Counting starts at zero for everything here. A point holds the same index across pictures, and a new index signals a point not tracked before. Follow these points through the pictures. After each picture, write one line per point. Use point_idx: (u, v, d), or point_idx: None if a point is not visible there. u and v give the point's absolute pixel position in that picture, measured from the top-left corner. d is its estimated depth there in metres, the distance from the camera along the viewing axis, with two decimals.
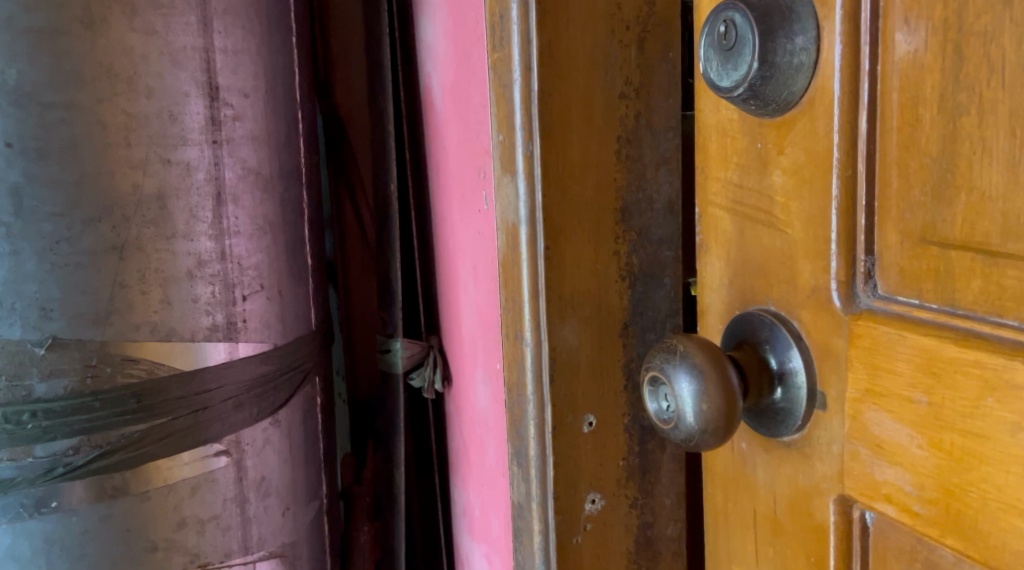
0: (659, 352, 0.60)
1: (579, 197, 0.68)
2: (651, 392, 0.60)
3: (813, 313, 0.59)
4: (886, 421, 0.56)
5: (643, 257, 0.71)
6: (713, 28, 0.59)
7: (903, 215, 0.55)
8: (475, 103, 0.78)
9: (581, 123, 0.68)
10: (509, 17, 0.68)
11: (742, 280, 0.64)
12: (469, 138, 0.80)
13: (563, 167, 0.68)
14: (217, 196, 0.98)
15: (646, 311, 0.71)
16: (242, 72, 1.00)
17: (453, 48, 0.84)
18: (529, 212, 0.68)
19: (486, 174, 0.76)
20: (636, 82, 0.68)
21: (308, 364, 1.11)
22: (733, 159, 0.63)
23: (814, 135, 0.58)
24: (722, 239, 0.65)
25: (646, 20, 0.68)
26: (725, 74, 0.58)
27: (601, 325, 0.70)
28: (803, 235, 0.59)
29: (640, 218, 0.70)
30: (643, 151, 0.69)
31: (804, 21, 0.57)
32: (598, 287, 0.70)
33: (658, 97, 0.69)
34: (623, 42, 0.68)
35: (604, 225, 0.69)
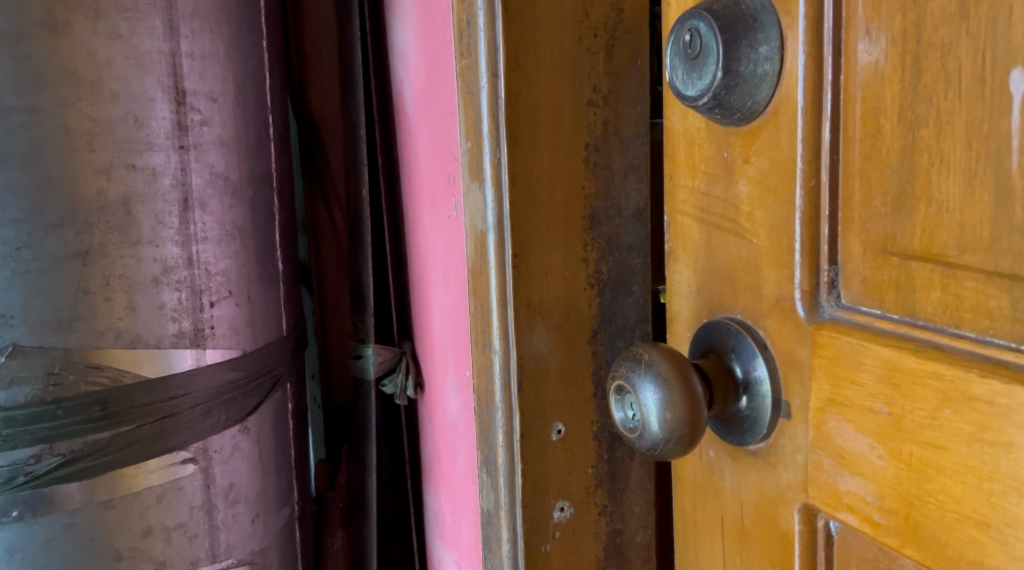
0: (625, 362, 0.62)
1: (547, 204, 0.70)
2: (619, 400, 0.62)
3: (778, 322, 0.60)
4: (848, 430, 0.57)
5: (613, 265, 0.73)
6: (679, 37, 0.59)
7: (865, 226, 0.55)
8: (446, 108, 0.80)
9: (550, 131, 0.69)
10: (480, 26, 0.69)
11: (707, 286, 0.65)
12: (440, 143, 0.82)
13: (532, 176, 0.69)
14: (184, 202, 0.96)
15: (616, 317, 0.73)
16: (210, 76, 0.97)
17: (424, 52, 0.85)
18: (498, 221, 0.70)
19: (455, 180, 0.77)
20: (605, 89, 0.70)
21: (279, 370, 1.08)
22: (701, 167, 0.64)
23: (778, 145, 0.59)
24: (690, 248, 0.66)
25: (615, 28, 0.70)
26: (691, 83, 0.59)
27: (570, 334, 0.72)
28: (767, 244, 0.60)
29: (609, 225, 0.72)
30: (612, 158, 0.72)
31: (768, 30, 0.58)
32: (568, 297, 0.72)
33: (627, 104, 0.71)
34: (591, 49, 0.70)
35: (573, 234, 0.71)
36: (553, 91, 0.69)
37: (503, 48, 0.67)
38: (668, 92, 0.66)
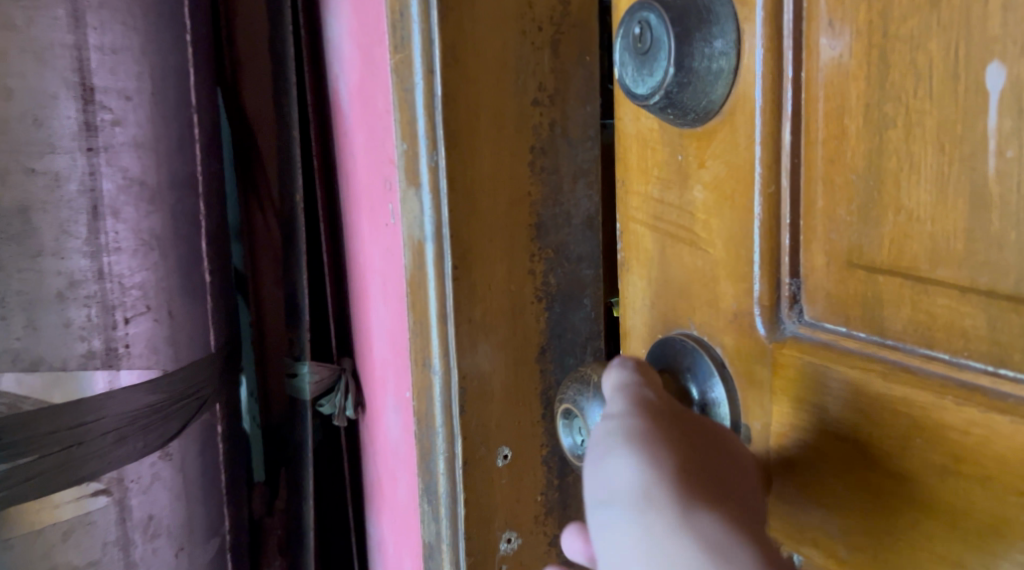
0: (574, 385, 0.57)
1: (488, 210, 0.68)
2: (566, 425, 0.57)
3: (736, 339, 0.55)
4: (811, 459, 0.52)
5: (562, 277, 0.72)
6: (628, 30, 0.54)
7: (829, 236, 0.51)
8: (382, 111, 0.78)
9: (492, 131, 0.68)
10: (416, 18, 0.65)
11: (663, 299, 0.60)
12: (377, 147, 0.79)
13: (472, 180, 0.67)
14: (92, 209, 0.87)
15: (567, 332, 0.73)
16: (122, 72, 0.88)
17: (359, 49, 0.82)
18: (435, 229, 0.67)
19: (392, 186, 0.75)
20: (551, 88, 0.69)
21: (206, 392, 1.00)
22: (654, 172, 0.59)
23: (735, 147, 0.54)
24: (644, 258, 0.61)
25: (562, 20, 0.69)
26: (641, 81, 0.54)
27: (517, 348, 0.71)
28: (724, 255, 0.55)
29: (556, 235, 0.72)
30: (559, 162, 0.71)
31: (723, 22, 0.53)
32: (514, 314, 0.70)
33: (576, 104, 0.71)
34: (536, 44, 0.68)
35: (518, 240, 0.70)
36: (495, 85, 0.67)
37: (438, 42, 0.65)
38: (618, 90, 0.61)
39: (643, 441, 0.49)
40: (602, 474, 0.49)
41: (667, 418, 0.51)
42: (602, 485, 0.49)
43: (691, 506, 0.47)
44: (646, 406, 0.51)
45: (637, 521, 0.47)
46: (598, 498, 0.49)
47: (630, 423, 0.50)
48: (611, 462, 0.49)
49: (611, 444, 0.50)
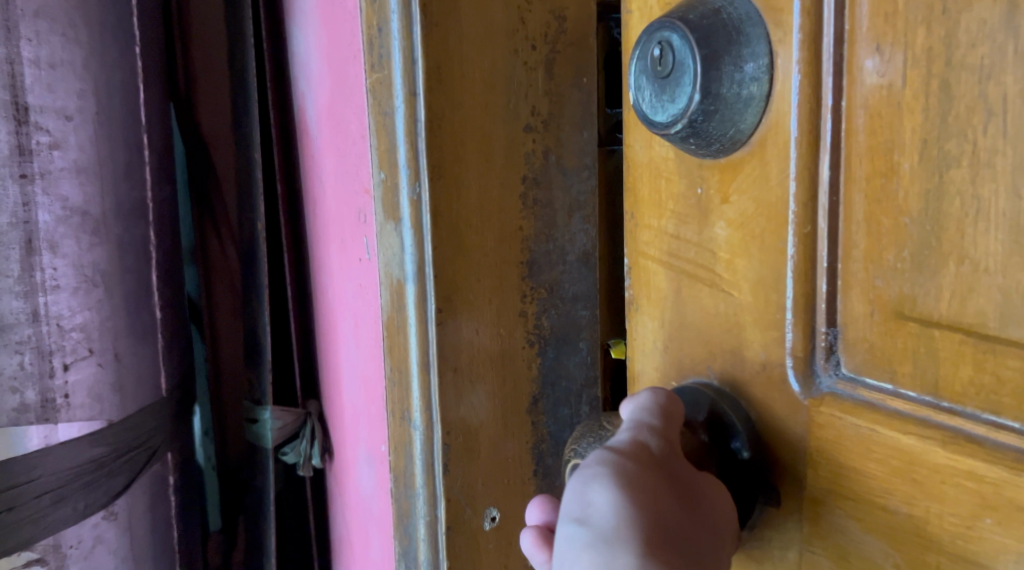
0: (593, 444, 0.51)
1: (476, 246, 0.76)
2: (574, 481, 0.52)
3: (764, 393, 0.49)
4: (853, 529, 0.46)
5: (554, 321, 0.79)
6: (646, 51, 0.49)
7: (873, 283, 0.45)
8: (354, 139, 0.81)
9: (479, 160, 0.74)
10: (395, 34, 0.72)
11: (679, 344, 0.54)
12: (349, 177, 0.82)
13: (457, 211, 0.74)
14: (27, 243, 0.81)
15: (560, 380, 0.80)
16: (62, 89, 0.83)
17: (327, 68, 0.84)
18: (419, 270, 0.74)
19: (367, 220, 0.79)
20: (544, 115, 0.76)
21: (156, 440, 0.95)
22: (669, 206, 0.53)
23: (765, 182, 0.48)
24: (656, 298, 0.55)
25: (555, 41, 0.75)
26: (660, 107, 0.49)
27: (510, 402, 0.79)
28: (752, 298, 0.50)
29: (548, 275, 0.78)
30: (553, 196, 0.78)
31: (755, 44, 0.48)
32: (504, 350, 0.78)
33: (572, 131, 0.77)
34: (528, 64, 0.75)
35: (507, 283, 0.77)
36: (484, 115, 0.74)
37: (422, 62, 0.71)
38: (628, 114, 0.55)
39: (629, 475, 0.47)
40: (579, 494, 0.47)
41: (661, 461, 0.48)
42: (575, 500, 0.47)
43: (652, 548, 0.45)
44: (646, 444, 0.48)
45: (594, 550, 0.45)
46: (566, 514, 0.46)
47: (624, 456, 0.48)
48: (591, 487, 0.46)
49: (594, 470, 0.47)
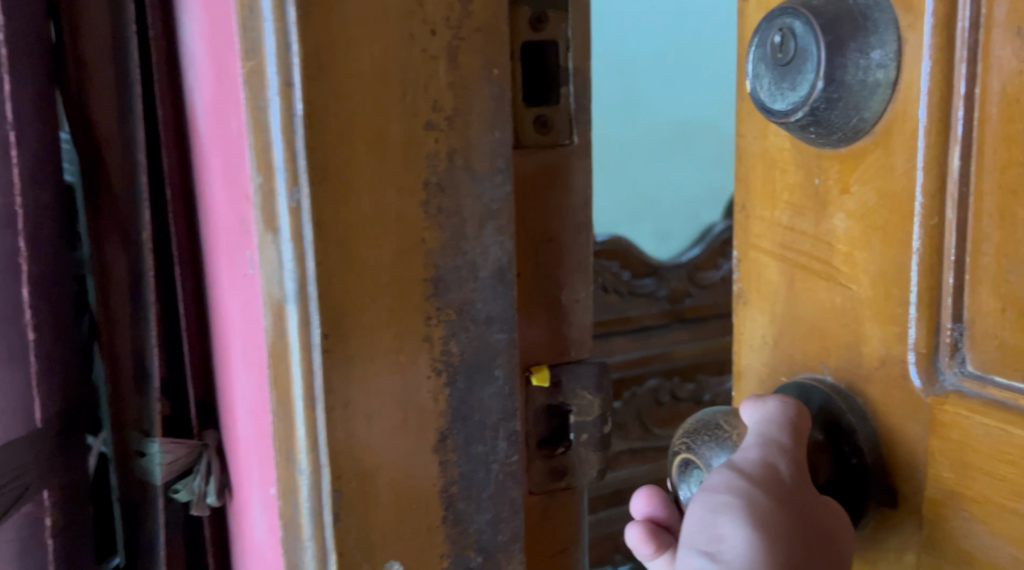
0: (707, 440, 0.49)
1: (372, 260, 0.66)
2: (682, 477, 0.50)
3: (884, 390, 0.47)
4: (979, 532, 0.44)
5: (467, 343, 0.71)
6: (765, 38, 0.47)
7: (1006, 277, 0.43)
8: (234, 131, 0.68)
9: (372, 161, 0.65)
10: (268, 15, 0.61)
11: (788, 339, 0.53)
12: (233, 181, 0.69)
13: (347, 220, 0.65)
14: None
15: (473, 413, 0.71)
16: None
17: (211, 53, 0.72)
18: (300, 289, 0.64)
19: (249, 230, 0.65)
20: (449, 109, 0.67)
21: (26, 481, 0.84)
22: (783, 196, 0.53)
23: (890, 173, 0.46)
24: (767, 291, 0.55)
25: (460, 27, 0.67)
26: (780, 95, 0.47)
27: (408, 438, 0.69)
28: (872, 293, 0.48)
29: (458, 291, 0.70)
30: (462, 202, 0.69)
31: (883, 31, 0.45)
32: (399, 380, 0.68)
33: (481, 130, 0.69)
34: (427, 52, 0.66)
35: (407, 301, 0.68)
36: (377, 109, 0.65)
37: (298, 48, 0.61)
38: (740, 103, 0.55)
39: (763, 510, 0.45)
40: (710, 522, 0.46)
41: (795, 489, 0.46)
42: (706, 526, 0.46)
43: None
44: (777, 468, 0.46)
45: None
46: (695, 542, 0.46)
47: (756, 484, 0.46)
48: (722, 519, 0.45)
49: (721, 502, 0.46)
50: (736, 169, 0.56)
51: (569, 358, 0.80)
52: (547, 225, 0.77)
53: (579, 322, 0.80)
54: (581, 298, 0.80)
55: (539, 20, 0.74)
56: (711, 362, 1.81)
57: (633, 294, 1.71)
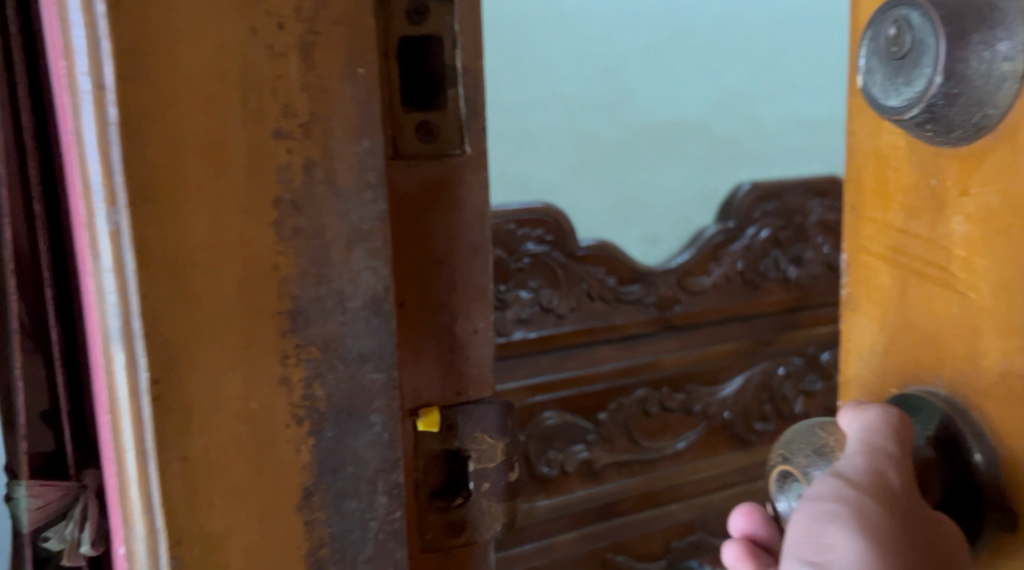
0: (803, 448, 0.51)
1: (215, 293, 0.53)
2: (782, 489, 0.51)
3: (1006, 405, 0.47)
4: None
5: (337, 386, 0.57)
6: (879, 30, 0.46)
7: None
8: (66, 139, 0.55)
9: (209, 175, 0.52)
10: (73, 11, 0.49)
11: (899, 346, 0.52)
12: (72, 197, 0.57)
13: (182, 246, 0.52)
14: None
15: (346, 465, 0.58)
16: None
17: (50, 54, 0.61)
18: (127, 329, 0.51)
19: (80, 257, 0.53)
20: (305, 117, 0.53)
21: None
22: (897, 197, 0.51)
23: (1015, 173, 0.45)
24: (878, 297, 0.54)
25: (314, 17, 0.53)
26: (894, 90, 0.46)
27: (260, 500, 0.55)
28: (994, 301, 0.47)
29: (323, 325, 0.56)
30: (324, 221, 0.55)
31: (1012, 19, 0.43)
32: (252, 436, 0.55)
33: (345, 138, 0.54)
34: (274, 49, 0.52)
35: (259, 341, 0.54)
36: (211, 115, 0.51)
37: (109, 46, 0.48)
38: (847, 100, 0.54)
39: (872, 521, 0.46)
40: (814, 533, 0.47)
41: (906, 498, 0.47)
42: (814, 536, 0.47)
43: None
44: (885, 477, 0.47)
45: None
46: (801, 554, 0.47)
47: (864, 495, 0.47)
48: (829, 531, 0.46)
49: (827, 510, 0.47)
50: (843, 169, 0.55)
51: (465, 400, 0.63)
52: (437, 246, 0.60)
53: (477, 360, 0.63)
54: (481, 329, 0.63)
55: (418, 12, 0.57)
56: (696, 374, 1.77)
57: (620, 301, 1.66)
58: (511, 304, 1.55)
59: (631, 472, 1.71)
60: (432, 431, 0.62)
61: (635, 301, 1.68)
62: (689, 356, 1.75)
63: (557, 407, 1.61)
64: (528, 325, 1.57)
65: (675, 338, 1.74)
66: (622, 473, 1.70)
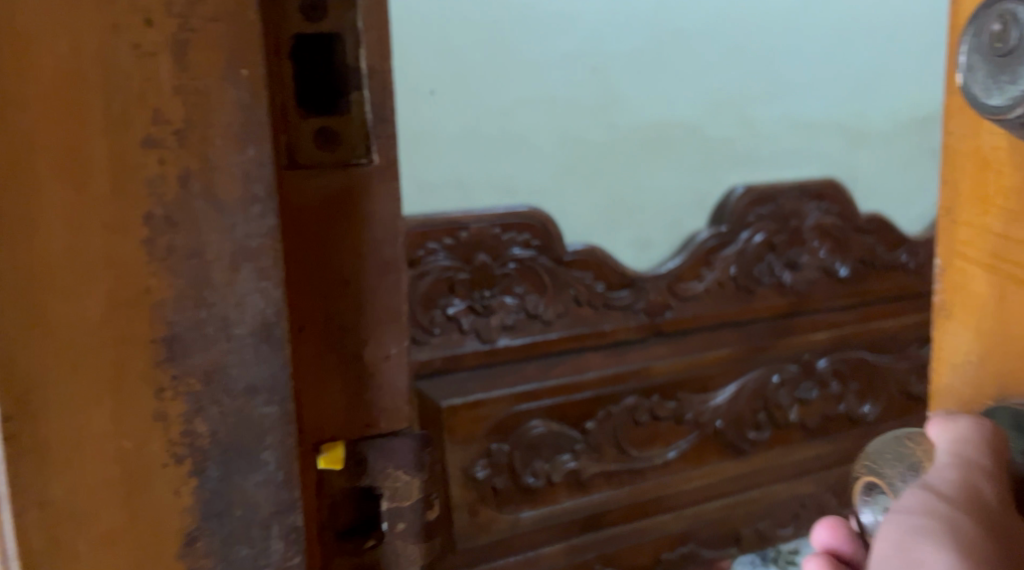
0: (891, 461, 0.54)
1: (75, 321, 0.47)
2: (867, 501, 0.55)
3: None
4: None
5: (223, 421, 0.51)
6: (981, 26, 0.44)
7: None
8: None
9: (66, 189, 0.46)
10: None
11: (999, 357, 0.51)
12: None
13: (35, 268, 0.46)
14: None
15: (234, 508, 0.52)
16: None
17: None
18: None
19: None
20: (179, 123, 0.48)
21: None
22: (997, 200, 0.50)
23: None
24: (972, 304, 0.52)
25: (187, 12, 0.47)
26: (997, 89, 0.44)
27: (135, 549, 0.50)
28: None
29: (206, 354, 0.50)
30: (203, 239, 0.49)
31: None
32: (124, 480, 0.49)
33: (226, 147, 0.49)
34: (140, 47, 0.46)
35: (129, 374, 0.49)
36: (67, 122, 0.46)
37: None
38: (946, 99, 0.52)
39: (966, 530, 0.49)
40: (904, 541, 0.50)
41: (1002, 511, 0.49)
42: (905, 543, 0.50)
43: None
44: (981, 490, 0.49)
45: None
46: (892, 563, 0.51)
47: (960, 507, 0.49)
48: (918, 538, 0.50)
49: (916, 521, 0.50)
50: (939, 169, 0.53)
51: (376, 433, 0.57)
52: (341, 265, 0.54)
53: (389, 389, 0.57)
54: (395, 355, 0.57)
55: (314, 7, 0.52)
56: (687, 381, 1.58)
57: (609, 307, 1.48)
58: (494, 311, 1.39)
59: (620, 482, 1.53)
60: (336, 469, 0.57)
61: (624, 307, 1.50)
62: (681, 362, 1.56)
63: (544, 416, 1.45)
64: (513, 332, 1.41)
65: (664, 344, 1.56)
66: (612, 484, 1.52)
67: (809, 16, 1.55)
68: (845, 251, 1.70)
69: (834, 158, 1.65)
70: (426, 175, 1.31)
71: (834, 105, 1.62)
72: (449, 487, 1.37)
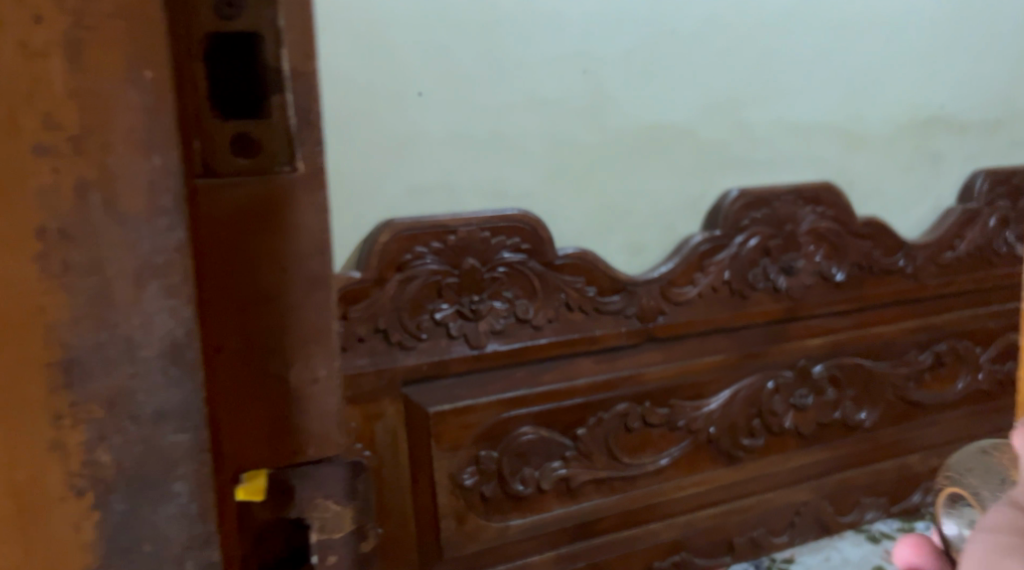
0: (975, 474, 0.70)
1: None
2: (951, 511, 0.71)
3: None
4: None
5: (128, 450, 0.47)
6: None
7: None
8: None
9: None
10: None
11: None
12: None
13: None
14: None
15: (143, 543, 0.48)
16: None
17: None
18: None
19: None
20: (76, 129, 0.45)
21: None
22: None
23: None
24: None
25: (83, 7, 0.44)
26: None
27: None
28: None
29: (108, 378, 0.46)
30: (105, 251, 0.46)
31: None
32: (16, 512, 0.46)
33: (128, 153, 0.46)
34: (30, 48, 0.44)
35: (20, 399, 0.45)
36: None
37: None
38: None
39: None
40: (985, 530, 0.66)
41: None
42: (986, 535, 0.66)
43: None
44: None
45: None
46: None
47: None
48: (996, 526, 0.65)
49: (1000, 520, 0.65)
50: None
51: (304, 461, 0.53)
52: (260, 280, 0.50)
53: (318, 414, 0.53)
54: (323, 378, 0.53)
55: (230, 4, 0.49)
56: (680, 389, 1.44)
57: (599, 313, 1.37)
58: (484, 316, 1.29)
59: (610, 490, 1.40)
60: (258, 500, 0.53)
61: (615, 312, 1.38)
62: (673, 369, 1.43)
63: (533, 421, 1.33)
64: (502, 337, 1.30)
65: (658, 351, 1.43)
66: (601, 491, 1.39)
67: (800, 17, 1.51)
68: (840, 255, 1.55)
69: (830, 163, 1.57)
70: (416, 180, 1.28)
71: (831, 108, 1.56)
72: (436, 494, 1.28)
